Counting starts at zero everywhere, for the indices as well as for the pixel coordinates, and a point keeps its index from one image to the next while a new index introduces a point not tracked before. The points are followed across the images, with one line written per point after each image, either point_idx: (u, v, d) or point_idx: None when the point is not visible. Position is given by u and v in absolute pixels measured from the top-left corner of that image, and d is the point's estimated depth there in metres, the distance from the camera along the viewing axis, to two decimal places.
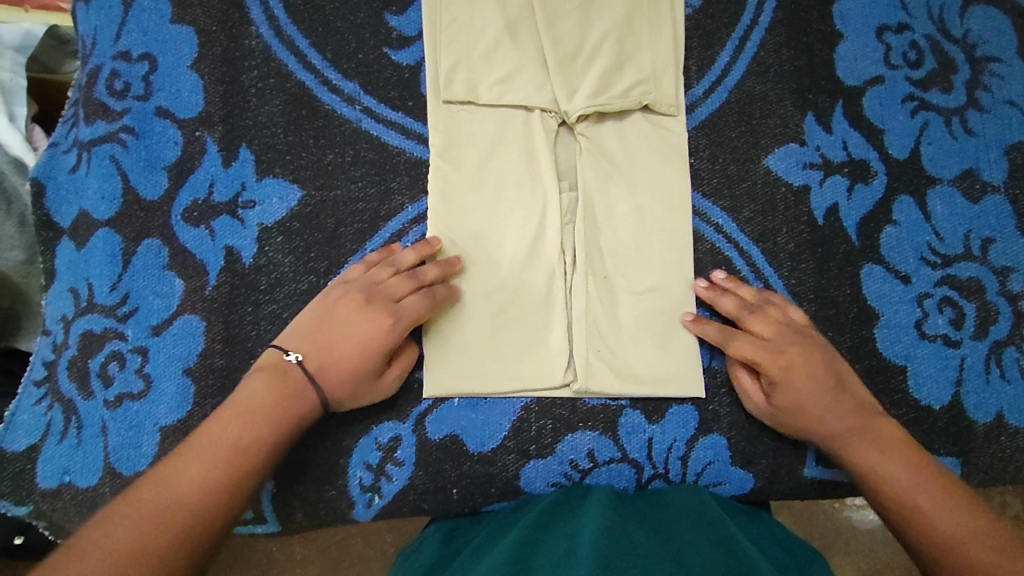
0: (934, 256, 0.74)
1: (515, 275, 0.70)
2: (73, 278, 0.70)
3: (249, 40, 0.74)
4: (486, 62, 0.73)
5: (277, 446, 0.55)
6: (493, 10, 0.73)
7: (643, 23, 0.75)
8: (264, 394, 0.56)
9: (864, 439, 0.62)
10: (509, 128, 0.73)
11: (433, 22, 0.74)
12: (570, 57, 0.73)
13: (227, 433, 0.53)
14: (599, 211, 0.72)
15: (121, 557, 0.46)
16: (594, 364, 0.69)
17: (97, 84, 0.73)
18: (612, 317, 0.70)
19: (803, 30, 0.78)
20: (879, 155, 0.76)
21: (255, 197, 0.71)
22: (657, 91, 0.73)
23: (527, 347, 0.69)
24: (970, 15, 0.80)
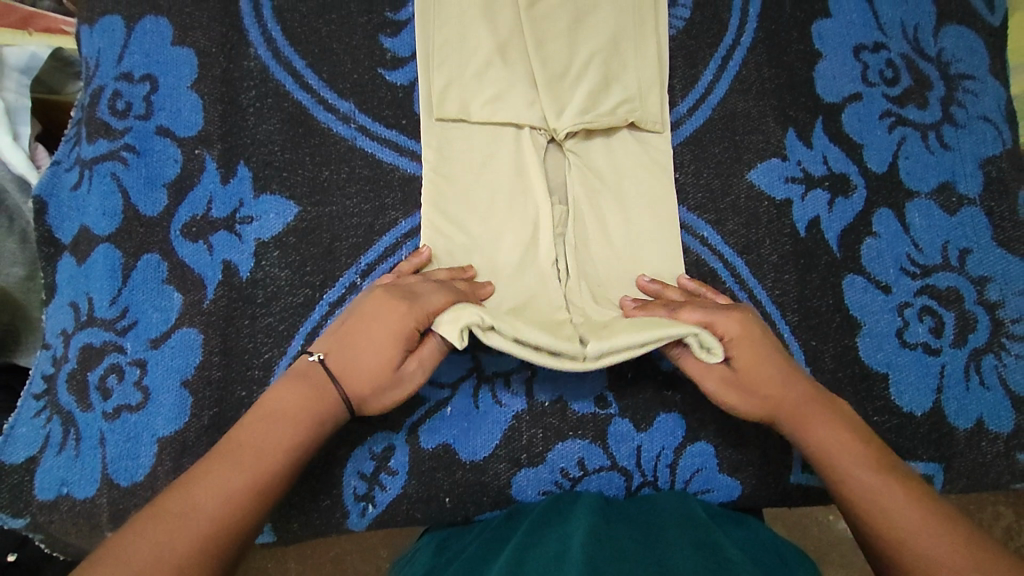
0: (913, 266, 0.76)
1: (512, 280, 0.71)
2: (74, 293, 0.71)
3: (248, 61, 0.76)
4: (477, 81, 0.75)
5: (302, 452, 0.55)
6: (483, 32, 0.76)
7: (630, 43, 0.77)
8: (288, 394, 0.57)
9: (800, 411, 0.61)
10: (500, 144, 0.75)
11: (425, 42, 0.77)
12: (559, 75, 0.75)
13: (257, 437, 0.54)
14: (589, 222, 0.75)
15: (149, 558, 0.46)
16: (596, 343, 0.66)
17: (99, 104, 0.75)
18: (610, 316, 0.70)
19: (783, 49, 0.81)
20: (858, 169, 0.78)
21: (252, 213, 0.73)
22: (643, 108, 0.76)
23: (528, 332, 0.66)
24: (943, 34, 0.83)
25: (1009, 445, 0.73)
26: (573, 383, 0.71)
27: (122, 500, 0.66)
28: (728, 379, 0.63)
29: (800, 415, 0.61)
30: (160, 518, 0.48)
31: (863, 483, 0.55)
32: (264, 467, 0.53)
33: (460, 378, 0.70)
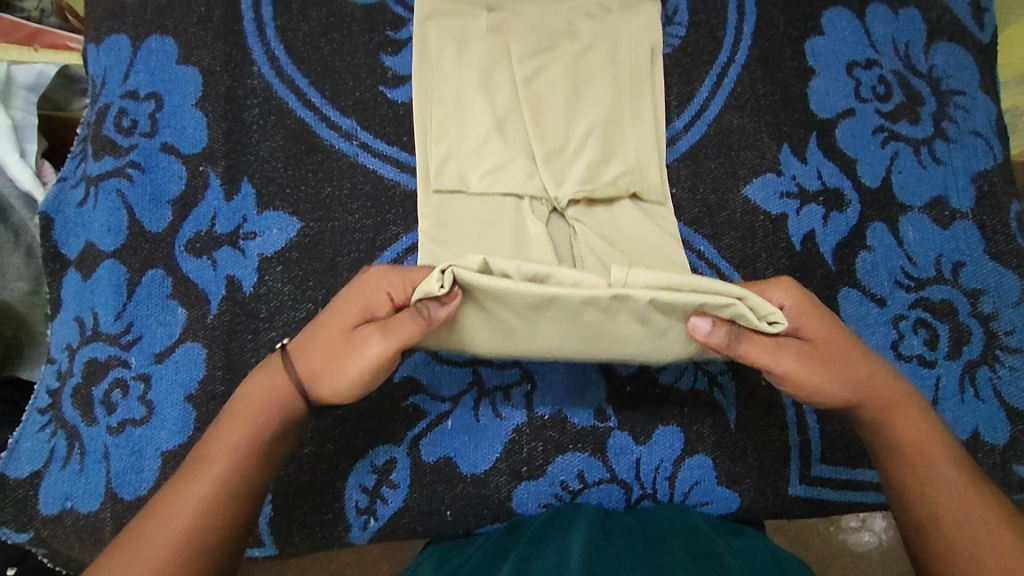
0: (907, 279, 0.77)
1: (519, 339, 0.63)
2: (79, 308, 0.72)
3: (251, 80, 0.77)
4: (475, 154, 0.75)
5: (263, 447, 0.55)
6: (481, 104, 0.76)
7: (627, 111, 0.77)
8: (245, 394, 0.57)
9: (903, 411, 0.59)
10: (501, 215, 0.74)
11: (422, 91, 0.77)
12: (558, 150, 0.75)
13: (216, 443, 0.54)
14: None
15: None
16: (619, 317, 0.53)
17: (106, 122, 0.76)
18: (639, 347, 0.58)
19: (777, 66, 0.82)
20: (852, 184, 0.80)
21: (255, 229, 0.74)
22: (643, 180, 0.76)
23: (536, 326, 0.54)
24: (934, 51, 0.84)
25: (1005, 457, 0.74)
26: (573, 398, 0.72)
27: (126, 514, 0.66)
28: (804, 354, 0.57)
29: (899, 412, 0.59)
30: (131, 544, 0.49)
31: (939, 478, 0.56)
32: (224, 470, 0.53)
33: (460, 392, 0.71)
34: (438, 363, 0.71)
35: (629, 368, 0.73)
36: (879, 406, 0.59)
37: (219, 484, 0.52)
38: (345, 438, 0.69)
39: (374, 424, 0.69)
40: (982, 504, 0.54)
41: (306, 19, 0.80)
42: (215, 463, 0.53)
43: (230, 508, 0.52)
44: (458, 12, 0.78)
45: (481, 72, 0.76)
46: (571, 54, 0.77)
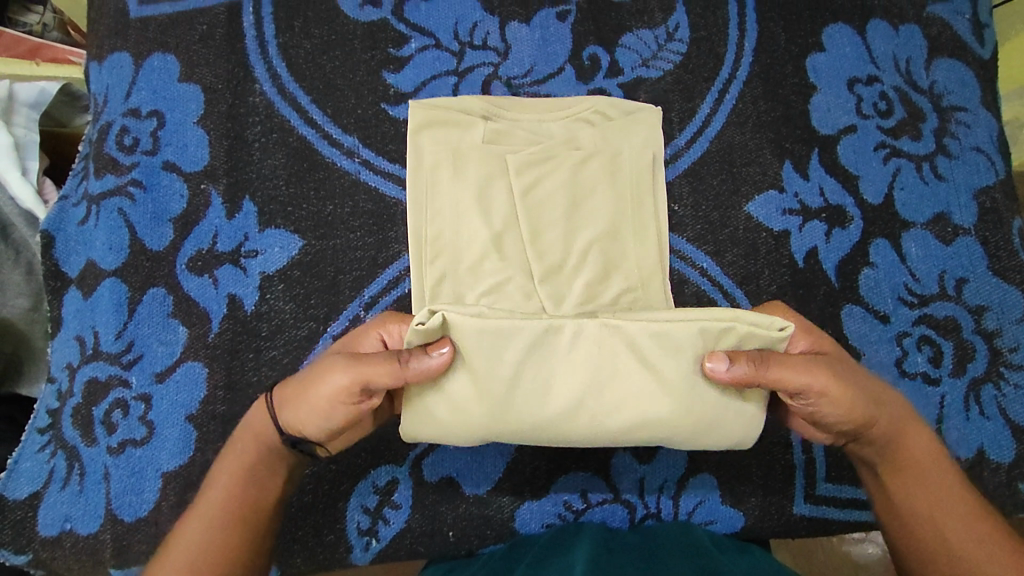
0: (911, 295, 0.77)
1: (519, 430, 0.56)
2: (79, 326, 0.72)
3: (253, 97, 0.77)
4: (470, 277, 0.72)
5: (264, 464, 0.56)
6: (478, 223, 0.73)
7: (629, 229, 0.75)
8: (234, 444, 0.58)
9: (911, 434, 0.58)
10: None
11: (416, 204, 0.74)
12: (556, 268, 0.73)
13: (221, 469, 0.56)
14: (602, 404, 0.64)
15: None
16: (618, 352, 0.50)
17: (107, 140, 0.76)
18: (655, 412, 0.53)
19: (778, 82, 0.82)
20: (854, 200, 0.80)
21: (257, 247, 0.74)
22: (645, 297, 0.73)
23: (534, 372, 0.50)
24: (935, 67, 0.84)
25: (1010, 475, 0.73)
26: None
27: (126, 536, 0.66)
28: (835, 369, 0.54)
29: (911, 432, 0.58)
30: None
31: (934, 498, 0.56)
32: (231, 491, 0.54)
33: None
34: None
35: None
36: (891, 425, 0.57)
37: (211, 532, 0.52)
38: (347, 458, 0.69)
39: (375, 443, 0.69)
40: (989, 533, 0.54)
41: (308, 37, 0.80)
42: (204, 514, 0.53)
43: (228, 549, 0.52)
44: (453, 120, 0.76)
45: (478, 186, 0.74)
46: (571, 164, 0.75)
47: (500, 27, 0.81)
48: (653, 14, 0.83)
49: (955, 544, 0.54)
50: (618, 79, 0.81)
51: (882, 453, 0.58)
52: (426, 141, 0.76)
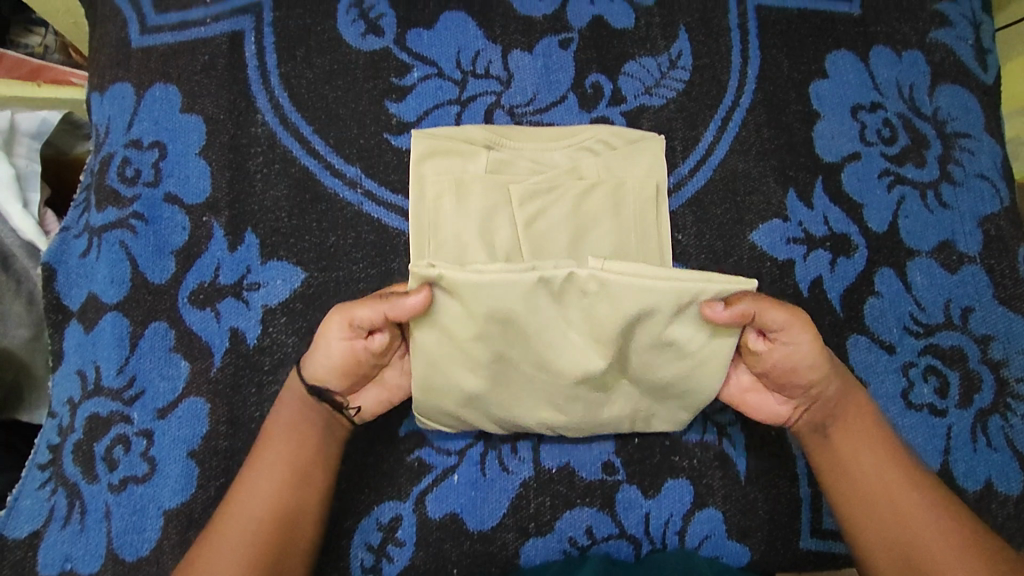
0: (916, 325, 0.77)
1: (524, 380, 0.62)
2: (81, 361, 0.71)
3: (255, 128, 0.77)
4: None
5: (313, 418, 0.61)
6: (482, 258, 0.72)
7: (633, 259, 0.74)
8: (261, 456, 0.60)
9: (853, 397, 0.63)
10: None
11: (419, 235, 0.73)
12: None
13: (276, 419, 0.61)
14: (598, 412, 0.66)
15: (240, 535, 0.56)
16: (602, 306, 0.55)
17: (109, 171, 0.76)
18: (646, 349, 0.60)
19: (782, 109, 0.82)
20: (859, 229, 0.79)
21: (259, 279, 0.73)
22: None
23: (529, 323, 0.56)
24: (939, 93, 0.84)
25: (1018, 507, 0.73)
26: (581, 449, 0.71)
27: None
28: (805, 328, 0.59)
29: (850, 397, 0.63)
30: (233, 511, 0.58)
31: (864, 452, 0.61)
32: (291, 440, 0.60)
33: (466, 445, 0.70)
34: None
35: None
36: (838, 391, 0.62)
37: (277, 483, 0.59)
38: (351, 494, 0.68)
39: (379, 478, 0.69)
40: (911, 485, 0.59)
41: (310, 66, 0.79)
42: (241, 532, 0.56)
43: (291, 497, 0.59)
44: (457, 149, 0.76)
45: (481, 218, 0.73)
46: (574, 194, 0.74)
47: (502, 56, 0.81)
48: (656, 42, 0.83)
49: (892, 503, 0.59)
50: (620, 108, 0.81)
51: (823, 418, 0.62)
52: (429, 171, 0.75)
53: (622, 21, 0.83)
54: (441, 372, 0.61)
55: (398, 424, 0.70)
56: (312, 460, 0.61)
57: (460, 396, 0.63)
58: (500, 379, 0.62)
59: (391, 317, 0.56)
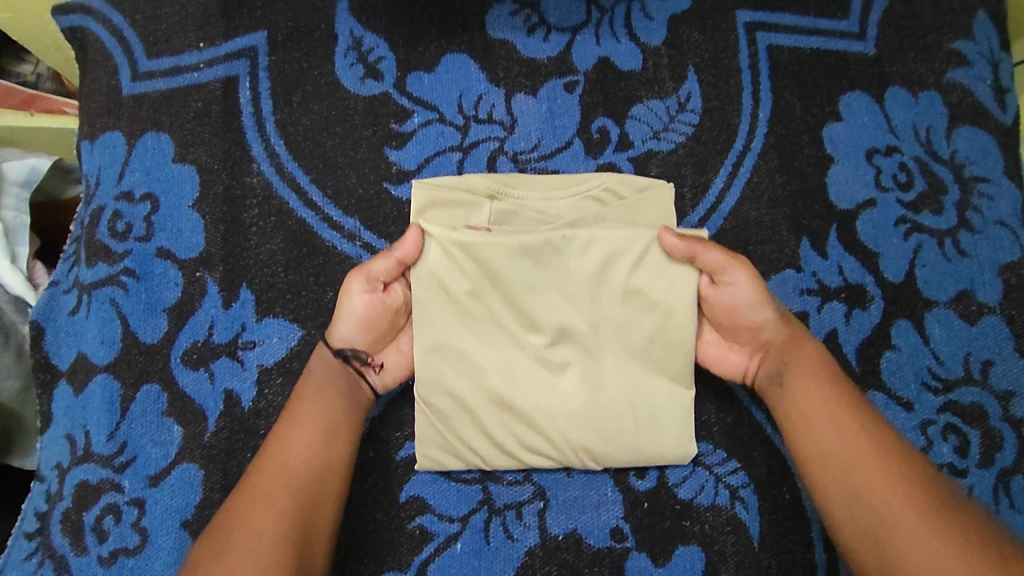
0: (935, 380, 0.75)
1: (516, 348, 0.68)
2: (70, 424, 0.69)
3: (250, 178, 0.75)
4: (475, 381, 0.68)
5: (344, 375, 0.66)
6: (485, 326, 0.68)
7: None
8: (285, 432, 0.61)
9: (805, 344, 0.66)
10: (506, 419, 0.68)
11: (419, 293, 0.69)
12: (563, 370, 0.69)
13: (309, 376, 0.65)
14: (598, 411, 0.68)
15: (276, 481, 0.58)
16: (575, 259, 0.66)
17: (99, 226, 0.73)
18: (622, 311, 0.67)
19: (794, 154, 0.79)
20: (875, 279, 0.77)
21: (255, 337, 0.71)
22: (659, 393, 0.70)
23: (517, 280, 0.66)
24: (957, 135, 0.81)
25: None
26: (588, 515, 0.70)
27: None
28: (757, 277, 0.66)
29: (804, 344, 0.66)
30: (267, 459, 0.60)
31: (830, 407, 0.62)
32: (319, 395, 0.64)
33: (469, 512, 0.69)
34: (445, 480, 0.70)
35: (646, 484, 0.71)
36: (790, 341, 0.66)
37: (312, 433, 0.62)
38: (353, 564, 0.67)
39: (381, 546, 0.68)
40: (878, 436, 0.59)
41: (307, 113, 0.77)
42: (268, 503, 0.57)
43: (326, 450, 0.62)
44: (458, 201, 0.72)
45: None
46: None
47: (505, 99, 0.78)
48: (664, 83, 0.80)
49: (855, 452, 0.59)
50: (628, 153, 0.78)
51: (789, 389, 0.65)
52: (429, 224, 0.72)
53: (629, 62, 0.80)
54: (446, 354, 0.68)
55: (399, 490, 0.69)
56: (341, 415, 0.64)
57: (459, 370, 0.68)
58: (493, 348, 0.68)
59: (399, 259, 0.66)
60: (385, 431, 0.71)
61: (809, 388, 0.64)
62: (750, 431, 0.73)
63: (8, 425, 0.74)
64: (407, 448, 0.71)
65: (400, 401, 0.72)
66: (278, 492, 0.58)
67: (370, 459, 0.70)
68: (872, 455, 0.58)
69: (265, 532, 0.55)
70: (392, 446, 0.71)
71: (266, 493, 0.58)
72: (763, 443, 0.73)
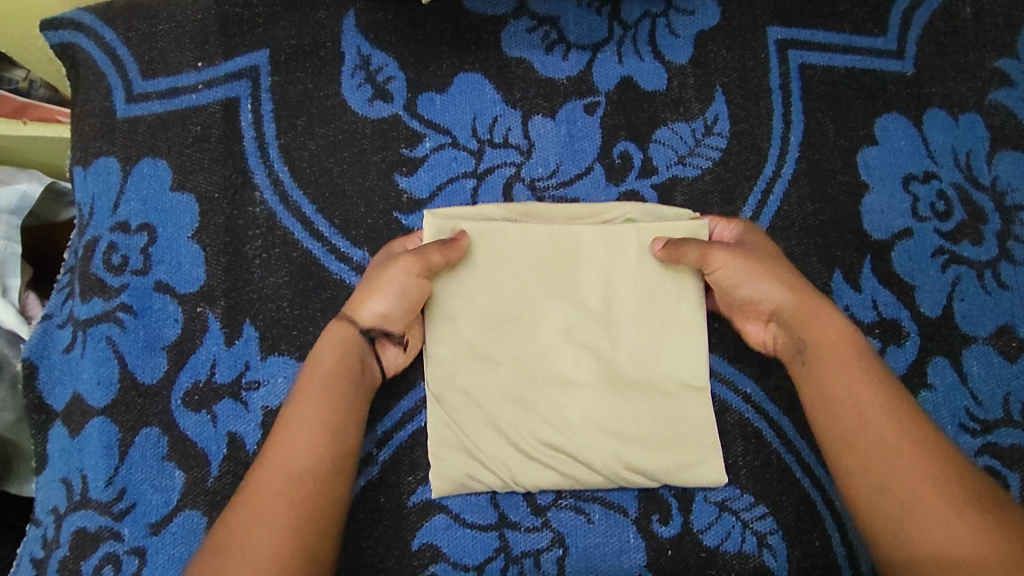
0: (973, 421, 0.71)
1: (538, 351, 0.68)
2: (66, 468, 0.66)
3: (253, 207, 0.71)
4: (499, 401, 0.67)
5: (346, 372, 0.61)
6: (505, 342, 0.68)
7: (671, 335, 0.69)
8: (278, 441, 0.57)
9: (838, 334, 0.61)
10: (533, 436, 0.67)
11: (440, 319, 0.68)
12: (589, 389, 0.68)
13: (311, 370, 0.61)
14: (620, 429, 0.67)
15: (271, 494, 0.55)
16: (588, 258, 0.70)
17: (94, 258, 0.69)
18: (634, 315, 0.69)
19: (827, 181, 0.75)
20: (911, 313, 0.73)
21: (259, 377, 0.67)
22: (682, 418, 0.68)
23: (540, 278, 0.69)
24: (998, 160, 0.77)
25: None
26: (608, 564, 0.66)
27: None
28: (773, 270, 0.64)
29: (830, 331, 0.61)
30: (263, 466, 0.56)
31: (870, 411, 0.57)
32: (321, 397, 0.59)
33: (485, 561, 0.66)
34: (460, 527, 0.66)
35: (671, 530, 0.67)
36: (823, 337, 0.61)
37: (309, 438, 0.57)
38: None
39: None
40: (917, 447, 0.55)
41: (312, 137, 0.72)
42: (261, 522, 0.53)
43: (324, 459, 0.57)
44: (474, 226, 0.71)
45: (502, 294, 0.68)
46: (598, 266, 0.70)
47: (522, 122, 0.74)
48: (689, 105, 0.76)
49: (893, 463, 0.55)
50: (651, 180, 0.74)
51: (816, 381, 0.60)
52: None
53: (653, 82, 0.76)
54: (471, 370, 0.67)
55: (412, 537, 0.66)
56: (342, 418, 0.59)
57: (473, 370, 0.67)
58: (507, 344, 0.68)
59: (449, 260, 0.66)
60: (396, 476, 0.67)
61: (842, 387, 0.58)
62: (779, 474, 0.69)
63: (6, 452, 0.70)
64: (419, 493, 0.67)
65: (412, 444, 0.68)
66: (272, 506, 0.54)
67: (381, 505, 0.67)
68: (915, 467, 0.54)
69: (258, 548, 0.52)
70: (404, 491, 0.67)
71: (260, 506, 0.54)
72: (793, 486, 0.69)
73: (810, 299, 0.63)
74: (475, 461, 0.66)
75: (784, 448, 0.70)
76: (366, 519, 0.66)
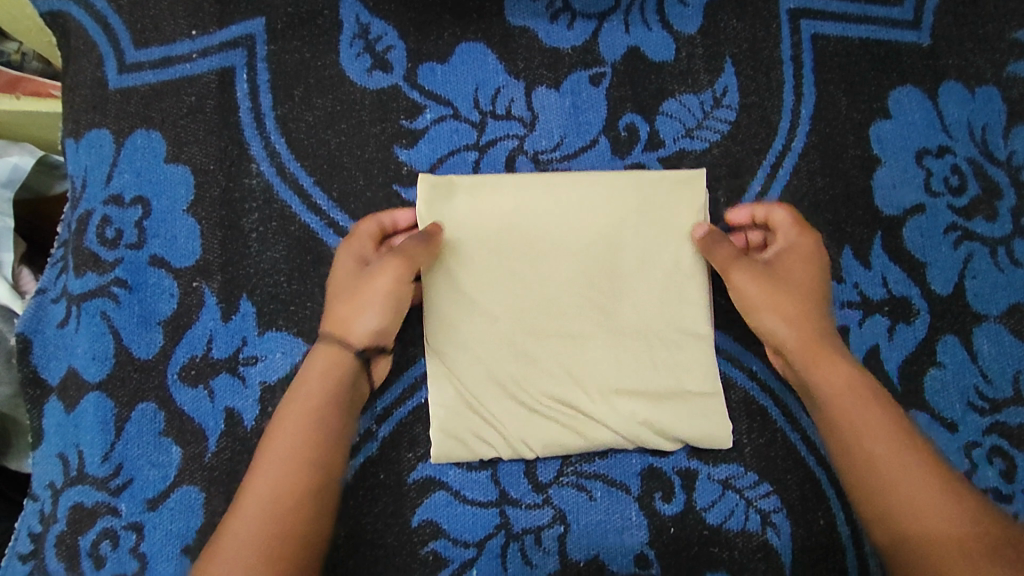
0: (981, 400, 0.70)
1: (542, 307, 0.68)
2: (62, 444, 0.65)
3: (249, 179, 0.69)
4: (503, 358, 0.67)
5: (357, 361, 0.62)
6: (508, 299, 0.67)
7: (675, 290, 0.69)
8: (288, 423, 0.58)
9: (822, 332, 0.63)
10: (538, 392, 0.67)
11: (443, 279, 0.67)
12: (593, 344, 0.68)
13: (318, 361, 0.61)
14: (625, 382, 0.67)
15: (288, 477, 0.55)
16: (591, 210, 0.69)
17: (87, 232, 0.68)
18: (637, 267, 0.69)
19: (838, 155, 0.73)
20: (921, 291, 0.71)
21: (257, 352, 0.66)
22: (687, 377, 0.67)
23: (544, 231, 0.68)
24: (1014, 134, 0.75)
25: None
26: (611, 541, 0.65)
27: None
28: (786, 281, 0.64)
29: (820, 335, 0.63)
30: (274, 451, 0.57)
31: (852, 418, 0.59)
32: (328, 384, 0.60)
33: (485, 537, 0.65)
34: (460, 503, 0.66)
35: (673, 508, 0.66)
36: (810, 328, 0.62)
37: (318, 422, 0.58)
38: None
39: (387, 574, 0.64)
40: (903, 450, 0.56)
41: (310, 108, 0.70)
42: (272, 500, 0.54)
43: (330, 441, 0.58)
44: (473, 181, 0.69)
45: (505, 250, 0.68)
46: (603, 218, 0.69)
47: (525, 94, 0.72)
48: (698, 76, 0.73)
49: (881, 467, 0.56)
50: (658, 154, 0.72)
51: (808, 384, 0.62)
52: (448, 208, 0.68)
53: (661, 53, 0.74)
54: (475, 327, 0.67)
55: (412, 513, 0.65)
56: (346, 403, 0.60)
57: (470, 326, 0.67)
58: (511, 299, 0.68)
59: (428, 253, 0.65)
60: (396, 452, 0.67)
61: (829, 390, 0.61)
62: (784, 453, 0.68)
63: (5, 425, 0.69)
64: (419, 470, 0.66)
65: (412, 421, 0.67)
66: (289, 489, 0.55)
67: (380, 482, 0.66)
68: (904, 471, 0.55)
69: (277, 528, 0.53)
70: (404, 468, 0.66)
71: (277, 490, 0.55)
72: (798, 465, 0.68)
73: (799, 297, 0.63)
74: (480, 419, 0.66)
75: (788, 426, 0.68)
76: (366, 495, 0.65)
